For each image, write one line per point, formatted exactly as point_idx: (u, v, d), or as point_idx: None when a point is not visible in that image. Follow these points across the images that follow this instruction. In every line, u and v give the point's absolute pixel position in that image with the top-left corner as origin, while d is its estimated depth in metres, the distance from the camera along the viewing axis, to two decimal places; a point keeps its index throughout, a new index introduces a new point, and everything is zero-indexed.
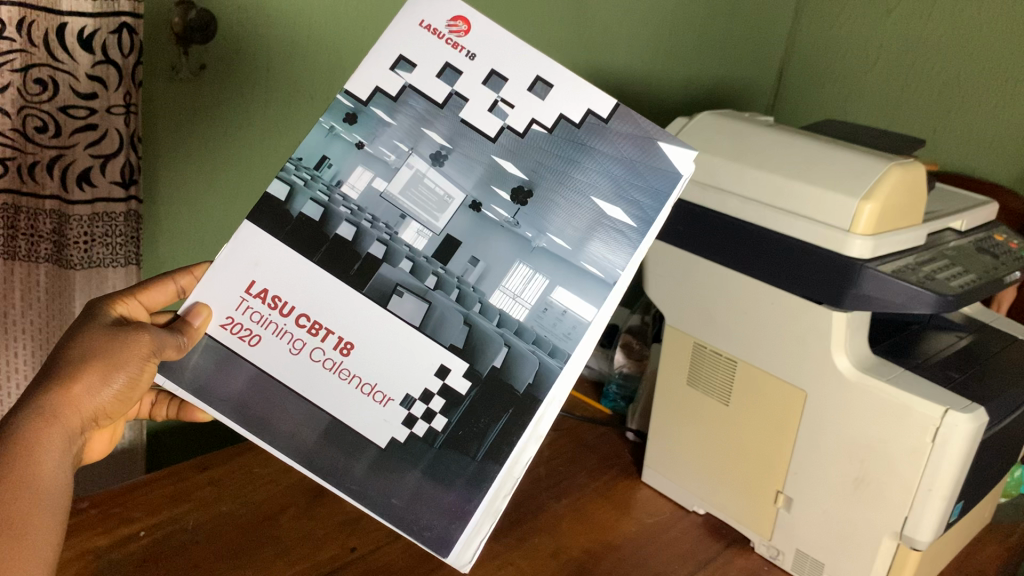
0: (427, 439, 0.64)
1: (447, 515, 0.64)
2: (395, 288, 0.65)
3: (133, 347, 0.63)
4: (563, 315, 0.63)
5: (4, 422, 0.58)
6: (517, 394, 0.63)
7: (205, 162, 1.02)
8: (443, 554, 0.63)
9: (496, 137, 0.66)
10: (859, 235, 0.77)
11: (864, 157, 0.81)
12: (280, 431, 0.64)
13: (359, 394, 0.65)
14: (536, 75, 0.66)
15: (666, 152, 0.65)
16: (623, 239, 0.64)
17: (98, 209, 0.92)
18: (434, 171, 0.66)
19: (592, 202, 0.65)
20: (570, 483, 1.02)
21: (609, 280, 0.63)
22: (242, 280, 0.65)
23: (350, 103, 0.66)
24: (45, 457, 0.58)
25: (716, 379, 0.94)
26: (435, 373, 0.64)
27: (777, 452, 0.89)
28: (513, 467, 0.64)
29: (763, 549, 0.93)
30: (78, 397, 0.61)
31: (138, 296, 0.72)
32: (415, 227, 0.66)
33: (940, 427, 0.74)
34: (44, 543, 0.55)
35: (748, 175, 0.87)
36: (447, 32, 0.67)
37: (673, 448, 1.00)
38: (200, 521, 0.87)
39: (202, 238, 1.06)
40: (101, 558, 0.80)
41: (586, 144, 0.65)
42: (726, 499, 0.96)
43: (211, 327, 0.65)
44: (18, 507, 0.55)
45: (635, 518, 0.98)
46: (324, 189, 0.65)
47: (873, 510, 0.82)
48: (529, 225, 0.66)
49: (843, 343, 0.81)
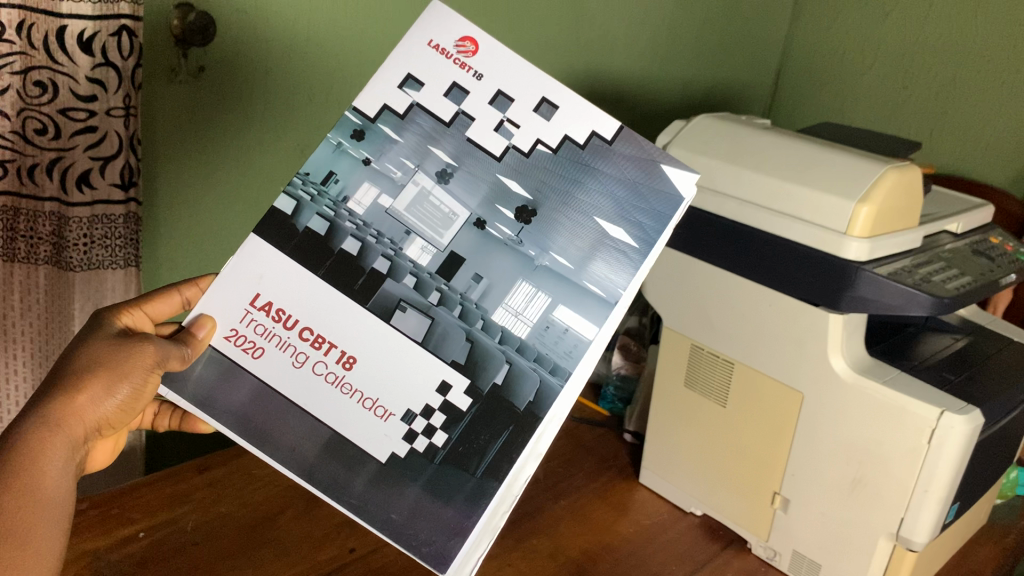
0: (427, 455, 0.64)
1: (445, 526, 0.63)
2: (398, 303, 0.65)
3: (138, 357, 0.63)
4: (565, 334, 0.63)
5: (9, 430, 0.58)
6: (517, 412, 0.63)
7: (205, 166, 1.03)
8: (440, 571, 0.63)
9: (501, 156, 0.66)
10: (856, 237, 0.78)
11: (861, 159, 0.82)
12: (280, 443, 0.65)
13: (361, 409, 0.65)
14: (542, 95, 0.66)
15: (670, 175, 0.65)
16: (625, 260, 0.64)
17: (98, 211, 0.92)
18: (440, 189, 0.66)
19: (595, 222, 0.65)
20: (568, 484, 1.03)
21: (611, 299, 0.63)
22: (246, 292, 0.65)
23: (357, 119, 0.67)
24: (50, 466, 0.58)
25: (713, 380, 0.94)
26: (436, 389, 0.64)
27: (774, 454, 0.90)
28: (512, 484, 0.64)
29: (760, 550, 0.94)
30: (83, 406, 0.61)
31: (142, 306, 0.72)
32: (419, 243, 0.66)
33: (937, 429, 0.75)
34: (44, 544, 0.56)
35: (746, 177, 0.87)
36: (455, 52, 0.67)
37: (670, 450, 1.00)
38: (199, 523, 0.87)
39: (202, 242, 1.07)
40: (101, 559, 0.80)
41: (590, 165, 0.66)
42: (723, 500, 0.96)
43: (214, 339, 0.65)
44: (22, 515, 0.55)
45: (633, 519, 0.98)
46: (330, 205, 0.65)
47: (870, 511, 0.82)
48: (533, 243, 0.65)
49: (840, 345, 0.82)
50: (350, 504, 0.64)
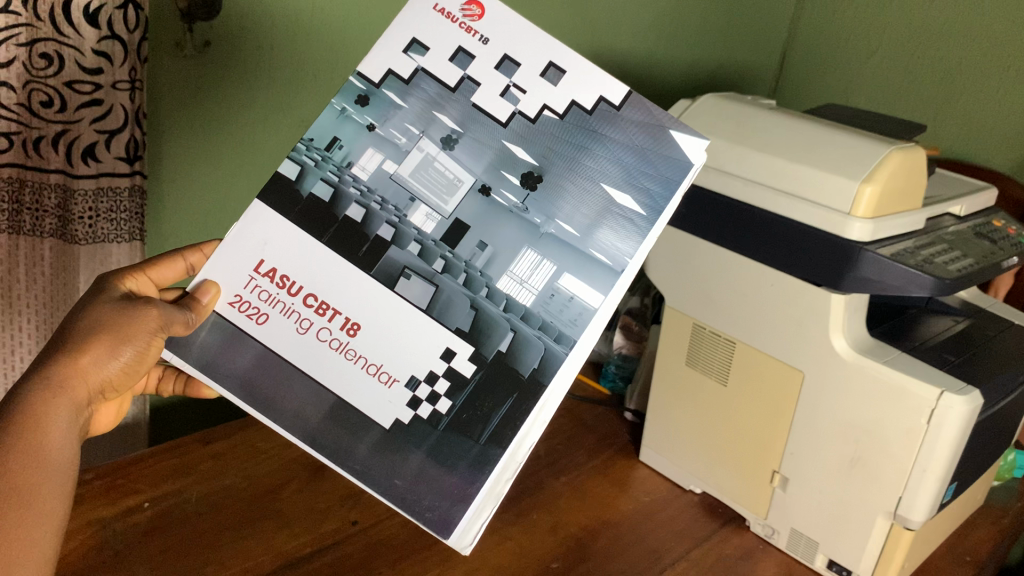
0: (431, 422, 0.65)
1: (447, 492, 0.65)
2: (403, 270, 0.65)
3: (142, 321, 0.64)
4: (570, 301, 0.64)
5: (12, 391, 0.59)
6: (521, 381, 0.64)
7: (209, 138, 1.03)
8: (443, 535, 0.64)
9: (507, 121, 0.66)
10: (859, 218, 0.78)
11: (866, 141, 0.82)
12: (285, 410, 0.65)
13: (365, 376, 0.65)
14: (549, 61, 0.66)
15: (677, 141, 0.65)
16: (631, 227, 0.65)
17: (103, 183, 0.92)
18: (445, 155, 0.66)
19: (601, 188, 0.66)
20: (568, 461, 1.03)
21: (617, 267, 0.64)
22: (251, 258, 0.65)
23: (362, 85, 0.67)
24: (52, 427, 0.58)
25: (714, 359, 0.95)
26: (440, 355, 0.65)
27: (773, 433, 0.90)
28: (515, 451, 0.65)
29: (758, 528, 0.95)
30: (87, 368, 0.62)
31: (146, 271, 0.73)
32: (424, 210, 0.66)
33: (936, 409, 0.75)
34: (48, 508, 0.56)
35: (751, 158, 0.87)
36: (461, 16, 0.67)
37: (670, 428, 1.01)
38: (203, 493, 0.88)
39: (206, 215, 1.07)
40: (105, 528, 0.81)
41: (597, 130, 0.66)
42: (723, 478, 0.97)
43: (219, 305, 0.66)
44: (25, 475, 0.55)
45: (632, 496, 0.99)
46: (334, 170, 0.66)
47: (868, 490, 0.83)
48: (539, 211, 0.66)
49: (841, 325, 0.82)
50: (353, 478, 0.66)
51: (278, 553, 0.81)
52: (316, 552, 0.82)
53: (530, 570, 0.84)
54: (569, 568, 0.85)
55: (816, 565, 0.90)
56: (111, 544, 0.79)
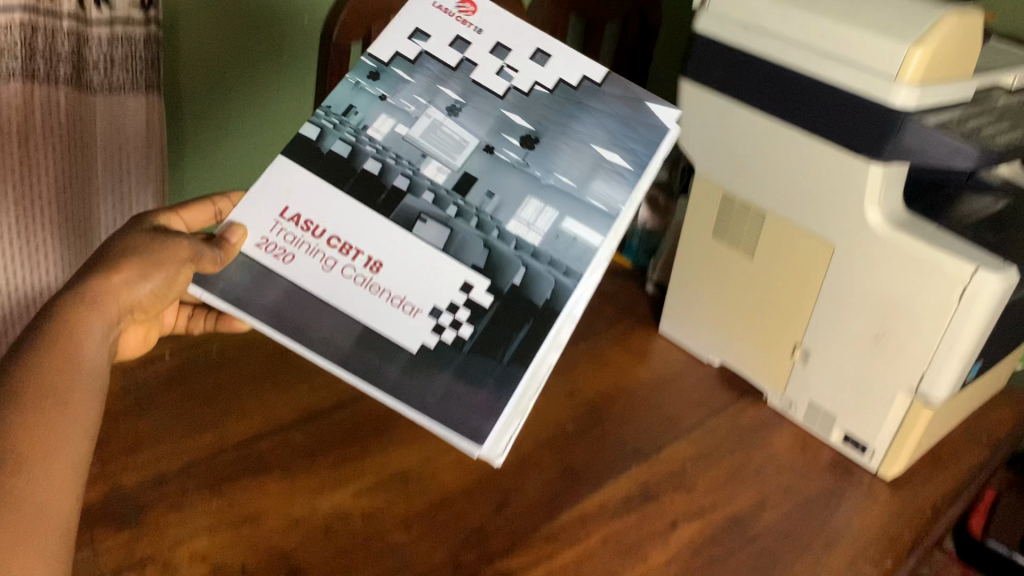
0: (455, 346, 0.64)
1: (475, 406, 0.62)
2: (419, 215, 0.67)
3: (176, 251, 0.62)
4: (574, 242, 0.67)
5: (45, 307, 0.55)
6: (534, 310, 0.65)
7: (239, 49, 1.04)
8: (477, 445, 0.60)
9: (504, 94, 0.73)
10: (906, 82, 0.73)
11: (917, 2, 0.76)
12: (315, 337, 0.63)
13: (390, 308, 0.65)
14: (537, 47, 0.75)
15: (654, 112, 0.73)
16: (622, 180, 0.70)
17: (118, 31, 0.89)
18: (449, 121, 0.71)
19: (593, 148, 0.71)
20: (588, 331, 1.02)
21: (611, 213, 0.68)
22: (275, 206, 0.67)
23: (372, 63, 0.72)
24: (85, 341, 0.54)
25: (742, 231, 0.92)
26: (459, 288, 0.66)
27: (799, 307, 0.89)
28: (538, 368, 0.64)
29: (776, 402, 0.94)
30: (125, 279, 0.59)
31: (178, 214, 0.71)
32: (435, 164, 0.69)
33: (970, 285, 0.73)
34: (85, 415, 0.51)
35: (794, 16, 0.80)
36: (456, 12, 0.75)
37: (692, 301, 1.00)
38: (225, 347, 0.87)
39: (231, 116, 1.09)
40: (127, 376, 0.81)
41: (583, 104, 0.73)
42: (743, 351, 0.96)
43: (246, 246, 0.66)
44: (57, 386, 0.50)
45: (650, 367, 0.98)
46: (352, 133, 0.70)
47: (891, 365, 0.82)
48: (538, 166, 0.70)
49: (877, 197, 0.79)
50: (386, 396, 0.61)
51: (297, 406, 0.82)
52: (334, 407, 0.83)
53: (547, 433, 0.85)
54: (585, 432, 0.86)
55: (832, 440, 0.90)
56: (132, 391, 0.79)
